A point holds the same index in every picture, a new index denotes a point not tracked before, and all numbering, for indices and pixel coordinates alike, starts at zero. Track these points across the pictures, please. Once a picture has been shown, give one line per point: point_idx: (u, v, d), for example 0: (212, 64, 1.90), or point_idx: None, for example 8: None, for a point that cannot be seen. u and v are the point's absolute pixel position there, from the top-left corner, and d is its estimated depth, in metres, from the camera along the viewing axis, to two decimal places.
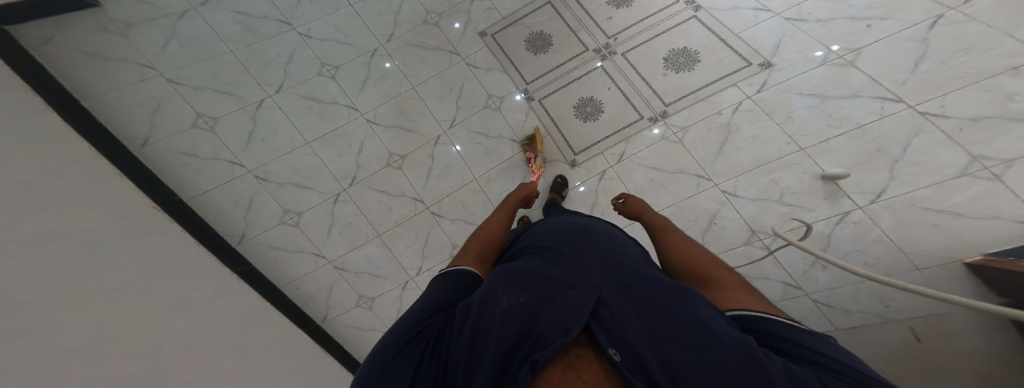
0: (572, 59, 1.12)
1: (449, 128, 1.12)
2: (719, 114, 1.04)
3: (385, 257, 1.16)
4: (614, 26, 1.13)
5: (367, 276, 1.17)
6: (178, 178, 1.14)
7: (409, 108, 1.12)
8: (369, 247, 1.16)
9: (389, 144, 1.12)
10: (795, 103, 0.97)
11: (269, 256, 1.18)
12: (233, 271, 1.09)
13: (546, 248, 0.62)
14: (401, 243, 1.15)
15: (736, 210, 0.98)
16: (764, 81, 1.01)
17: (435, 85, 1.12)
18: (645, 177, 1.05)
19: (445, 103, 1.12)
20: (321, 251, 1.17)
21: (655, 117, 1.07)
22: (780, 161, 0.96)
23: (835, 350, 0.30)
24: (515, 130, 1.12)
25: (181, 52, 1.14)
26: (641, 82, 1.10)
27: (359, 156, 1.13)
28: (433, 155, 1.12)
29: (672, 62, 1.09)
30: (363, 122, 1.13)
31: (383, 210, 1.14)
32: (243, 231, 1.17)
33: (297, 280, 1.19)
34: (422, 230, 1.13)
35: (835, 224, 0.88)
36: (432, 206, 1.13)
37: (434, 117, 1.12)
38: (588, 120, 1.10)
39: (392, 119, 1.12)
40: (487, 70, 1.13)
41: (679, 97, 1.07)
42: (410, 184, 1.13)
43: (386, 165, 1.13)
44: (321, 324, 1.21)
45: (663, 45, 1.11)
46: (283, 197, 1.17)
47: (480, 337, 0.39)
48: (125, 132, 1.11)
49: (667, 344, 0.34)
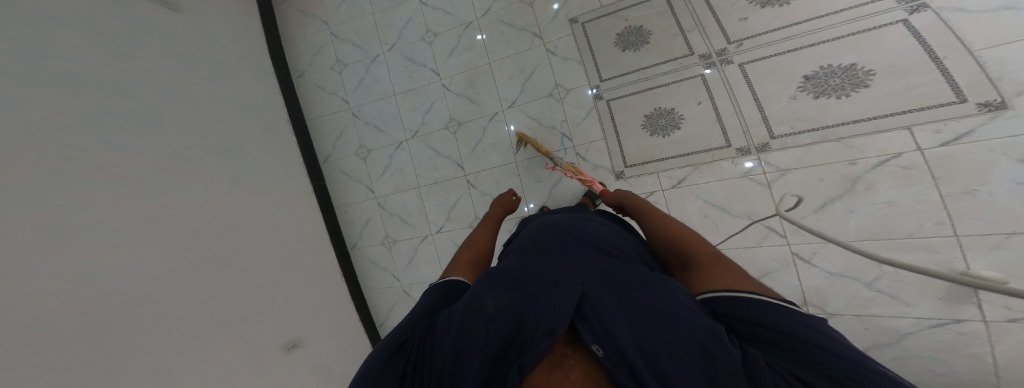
0: (667, 63, 1.02)
1: (507, 109, 1.14)
2: (853, 163, 0.85)
3: (418, 209, 1.25)
4: (748, 28, 0.97)
5: (398, 220, 1.28)
6: (308, 103, 1.46)
7: (479, 82, 1.18)
8: (407, 195, 1.26)
9: (453, 109, 1.20)
10: (1000, 170, 0.74)
11: (339, 180, 1.40)
12: (311, 181, 1.36)
13: (534, 251, 0.66)
14: (434, 201, 1.22)
15: (799, 276, 0.94)
16: (967, 132, 0.77)
17: (508, 66, 1.15)
18: (699, 211, 0.97)
19: (511, 82, 1.14)
20: (372, 187, 1.33)
21: (748, 149, 0.93)
22: (912, 240, 0.80)
23: (805, 322, 0.31)
24: (571, 125, 1.08)
25: (340, 8, 1.44)
26: (749, 103, 0.94)
27: (426, 114, 1.24)
28: (486, 129, 1.16)
29: (817, 83, 0.89)
30: (440, 86, 1.23)
31: (429, 166, 1.23)
32: (330, 153, 1.42)
33: (348, 205, 1.39)
34: (454, 195, 1.19)
35: (925, 326, 0.83)
36: (470, 175, 1.17)
37: (497, 94, 1.15)
38: (656, 134, 1.01)
39: (462, 89, 1.20)
40: (564, 59, 1.10)
41: (801, 130, 0.89)
42: (458, 150, 1.18)
43: (443, 128, 1.21)
44: (350, 250, 1.41)
45: (817, 56, 0.91)
46: (364, 134, 1.36)
47: (466, 340, 0.41)
48: (294, 63, 1.48)
49: (645, 348, 0.36)
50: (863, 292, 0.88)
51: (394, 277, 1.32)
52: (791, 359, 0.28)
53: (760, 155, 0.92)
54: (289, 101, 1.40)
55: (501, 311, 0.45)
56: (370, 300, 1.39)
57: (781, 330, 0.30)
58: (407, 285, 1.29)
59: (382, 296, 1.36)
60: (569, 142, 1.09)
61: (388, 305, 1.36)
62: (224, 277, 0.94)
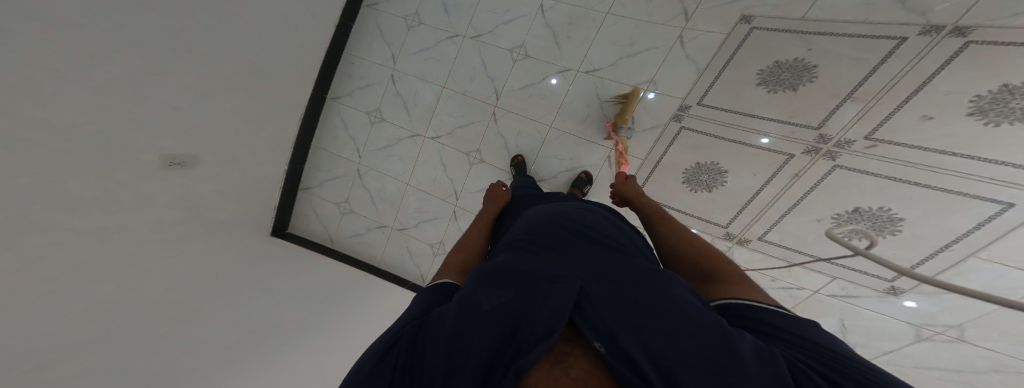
0: (777, 124, 1.01)
1: (584, 73, 1.01)
2: (772, 281, 1.27)
3: (428, 106, 1.12)
4: (912, 131, 0.92)
5: (398, 104, 1.15)
6: None
7: (579, 24, 0.99)
8: (426, 87, 1.11)
9: (531, 40, 1.02)
10: (820, 317, 1.29)
11: (369, 33, 1.15)
12: (340, 20, 1.11)
13: (526, 241, 0.60)
14: (448, 110, 1.11)
15: None
16: (851, 295, 1.22)
17: (622, 27, 0.98)
18: None
19: (610, 49, 0.99)
20: (396, 58, 1.13)
21: (733, 238, 1.21)
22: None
23: (817, 331, 0.33)
24: (625, 128, 1.04)
25: None
26: (782, 207, 1.12)
27: (504, 24, 1.02)
28: (543, 78, 1.03)
29: (853, 218, 1.06)
30: (538, 5, 1.00)
31: (468, 75, 1.07)
32: (377, 0, 1.13)
33: (358, 58, 1.18)
34: (471, 118, 1.10)
35: None
36: (499, 108, 1.07)
37: (586, 51, 1.00)
38: (693, 189, 1.14)
39: (558, 22, 1.00)
40: (687, 58, 0.99)
41: (779, 245, 1.19)
42: (506, 77, 1.05)
43: (508, 50, 1.04)
44: (327, 98, 1.24)
45: (894, 195, 1.00)
46: (427, 3, 1.07)
47: (462, 335, 0.36)
48: None
49: (647, 340, 0.34)
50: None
51: (359, 152, 1.24)
52: (806, 356, 0.30)
53: (734, 245, 1.23)
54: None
55: (496, 309, 0.39)
56: (319, 153, 1.30)
57: (797, 334, 0.33)
58: (368, 165, 1.24)
59: (330, 162, 1.30)
60: (612, 142, 1.06)
61: (330, 172, 1.31)
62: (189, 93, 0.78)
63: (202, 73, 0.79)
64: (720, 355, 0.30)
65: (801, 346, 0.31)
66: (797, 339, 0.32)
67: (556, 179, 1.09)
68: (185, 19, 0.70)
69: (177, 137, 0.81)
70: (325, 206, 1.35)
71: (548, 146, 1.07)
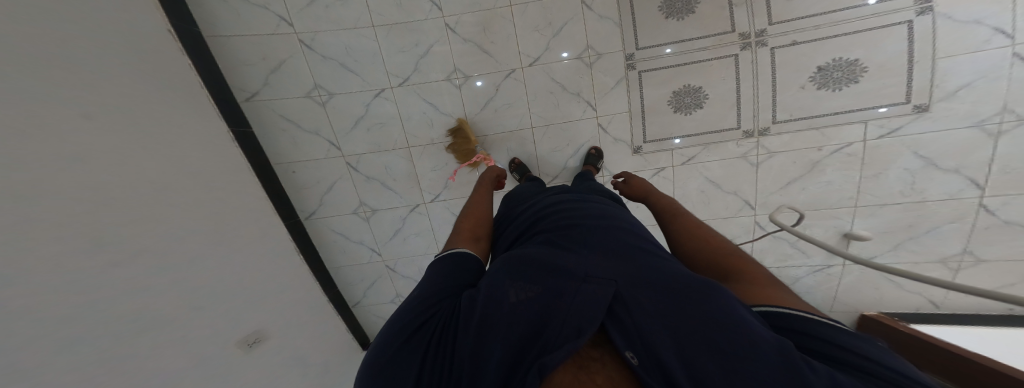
0: (707, 38, 1.09)
1: (528, 67, 1.03)
2: (820, 150, 1.20)
3: (406, 172, 1.12)
4: (791, 9, 1.08)
5: (378, 185, 1.14)
6: (220, 16, 0.97)
7: (495, 29, 0.99)
8: (394, 156, 1.10)
9: (459, 60, 1.01)
10: (901, 160, 1.17)
11: (278, 126, 1.08)
12: (231, 129, 1.00)
13: (549, 235, 0.57)
14: (430, 165, 1.11)
15: (753, 238, 1.30)
16: (897, 128, 1.14)
17: (534, 15, 0.98)
18: (698, 187, 1.24)
19: (535, 36, 1.00)
20: (337, 143, 1.09)
21: (750, 133, 1.19)
22: (829, 210, 1.26)
23: (906, 369, 0.28)
24: (596, 94, 1.08)
25: None
26: (767, 89, 1.15)
27: (420, 59, 1.00)
28: (499, 87, 1.04)
29: (824, 75, 1.13)
30: (442, 26, 0.98)
31: (424, 124, 1.07)
32: (259, 89, 1.04)
33: (295, 164, 1.12)
34: (457, 158, 1.10)
35: (815, 271, 1.32)
36: (474, 138, 1.09)
37: (517, 48, 1.01)
38: (685, 111, 1.14)
39: (473, 34, 0.99)
40: (601, 18, 1.01)
41: (796, 118, 1.17)
42: (462, 108, 1.05)
43: (444, 79, 1.02)
44: (303, 219, 1.21)
45: (833, 47, 1.11)
46: (320, 71, 1.01)
47: (488, 335, 0.37)
48: None
49: (688, 351, 0.32)
50: (786, 250, 1.31)
51: (375, 249, 1.25)
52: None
53: (760, 139, 1.20)
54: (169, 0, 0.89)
55: (520, 309, 0.40)
56: (338, 274, 1.30)
57: (873, 362, 0.28)
58: (393, 256, 1.25)
59: (355, 273, 1.30)
60: (592, 111, 1.10)
61: (362, 282, 1.32)
62: (165, 266, 0.76)
63: (174, 241, 0.79)
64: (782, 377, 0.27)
65: (881, 381, 0.27)
66: (886, 375, 0.27)
67: (568, 167, 1.14)
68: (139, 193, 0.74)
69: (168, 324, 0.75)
70: (383, 309, 1.38)
71: (541, 144, 1.11)
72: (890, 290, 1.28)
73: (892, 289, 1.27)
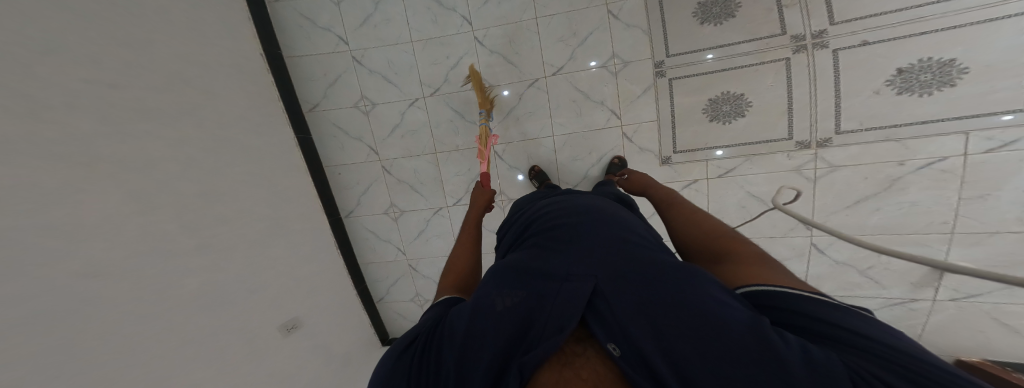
0: (752, 42, 1.01)
1: (551, 75, 1.04)
2: (901, 164, 1.03)
3: (433, 177, 1.19)
4: (859, 7, 0.97)
5: (406, 188, 1.22)
6: (292, 38, 1.13)
7: (520, 40, 1.02)
8: (422, 161, 1.18)
9: (485, 70, 1.06)
10: (1015, 180, 0.97)
11: (331, 134, 1.22)
12: (296, 136, 1.15)
13: (541, 236, 0.59)
14: (454, 169, 1.17)
15: (808, 265, 1.13)
16: (1012, 141, 0.95)
17: (560, 25, 1.00)
18: (739, 201, 1.13)
19: (560, 47, 1.02)
20: (376, 149, 1.20)
21: (806, 144, 1.06)
22: (915, 235, 1.06)
23: (876, 330, 0.30)
24: (620, 103, 1.05)
25: None
26: (828, 95, 1.03)
27: (451, 70, 1.07)
28: (521, 97, 1.07)
29: (906, 78, 0.98)
30: (471, 39, 1.04)
31: (450, 132, 1.13)
32: (319, 101, 1.19)
33: (342, 167, 1.25)
34: (478, 165, 1.15)
35: (890, 304, 1.11)
36: (498, 146, 1.12)
37: (542, 58, 1.03)
38: (723, 120, 1.06)
39: (500, 46, 1.03)
40: (628, 26, 1.00)
41: (869, 127, 1.02)
42: None
43: (471, 89, 1.08)
44: (343, 217, 1.32)
45: (921, 46, 0.96)
46: (368, 84, 1.13)
47: (477, 339, 0.40)
48: None
49: (664, 343, 0.34)
50: (854, 278, 1.11)
51: (401, 248, 1.33)
52: (856, 355, 0.27)
53: (818, 150, 1.06)
54: (259, 27, 1.07)
55: (509, 310, 0.43)
56: (368, 270, 1.39)
57: (840, 329, 0.30)
58: (416, 256, 1.32)
59: (382, 271, 1.39)
60: (617, 120, 1.07)
61: (390, 279, 1.40)
62: (234, 247, 0.89)
63: (241, 227, 0.92)
64: (756, 357, 0.28)
65: (852, 345, 0.28)
66: (853, 337, 0.29)
67: (587, 176, 1.12)
68: (213, 188, 0.87)
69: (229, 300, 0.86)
70: (405, 307, 1.44)
71: (562, 152, 1.11)
72: (1000, 335, 1.04)
73: (1004, 334, 1.04)
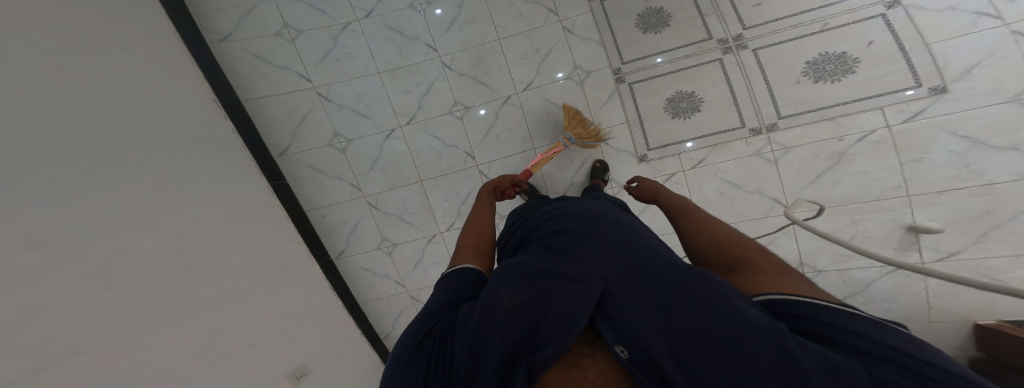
0: (689, 47, 1.14)
1: (522, 91, 1.08)
2: (841, 140, 1.14)
3: (421, 205, 1.13)
4: (762, 14, 1.15)
5: (397, 220, 1.14)
6: (246, 80, 1.08)
7: (488, 61, 1.07)
8: (408, 190, 1.12)
9: (457, 92, 1.07)
10: (942, 142, 1.07)
11: (307, 176, 1.13)
12: (269, 181, 1.06)
13: (550, 235, 0.54)
14: (441, 194, 1.12)
15: (797, 240, 1.18)
16: (921, 111, 1.09)
17: (522, 44, 1.06)
18: (717, 188, 1.18)
19: (526, 63, 1.07)
20: (358, 184, 1.12)
21: (758, 129, 1.16)
22: (876, 202, 1.14)
23: (912, 344, 0.26)
24: (592, 110, 1.11)
25: None
26: (761, 87, 1.16)
27: (423, 96, 1.07)
28: (498, 114, 1.08)
29: (816, 68, 1.15)
30: (439, 65, 1.06)
31: (432, 156, 1.10)
32: (288, 144, 1.11)
33: (325, 208, 1.15)
34: (465, 186, 1.11)
35: (886, 273, 1.11)
36: (481, 164, 1.10)
37: (510, 75, 1.07)
38: (678, 116, 1.13)
39: (468, 68, 1.07)
40: (584, 39, 1.09)
41: (801, 111, 1.15)
42: (466, 138, 1.09)
43: (446, 112, 1.08)
44: (335, 259, 1.19)
45: (815, 43, 1.15)
46: (338, 120, 1.09)
47: (483, 338, 0.35)
48: (209, 24, 1.06)
49: (676, 346, 0.30)
50: (842, 249, 1.14)
51: (400, 282, 1.20)
52: (889, 370, 0.24)
53: (770, 134, 1.16)
54: (208, 74, 1.01)
55: (516, 312, 0.38)
56: (369, 309, 1.24)
57: (871, 337, 0.26)
58: (418, 288, 1.20)
59: (384, 306, 1.24)
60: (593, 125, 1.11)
61: (393, 313, 1.25)
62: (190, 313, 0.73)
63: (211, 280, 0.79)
64: (773, 356, 0.25)
65: (884, 357, 0.25)
66: (883, 349, 0.25)
67: (576, 180, 1.12)
68: (168, 234, 0.74)
69: (192, 368, 0.69)
70: None
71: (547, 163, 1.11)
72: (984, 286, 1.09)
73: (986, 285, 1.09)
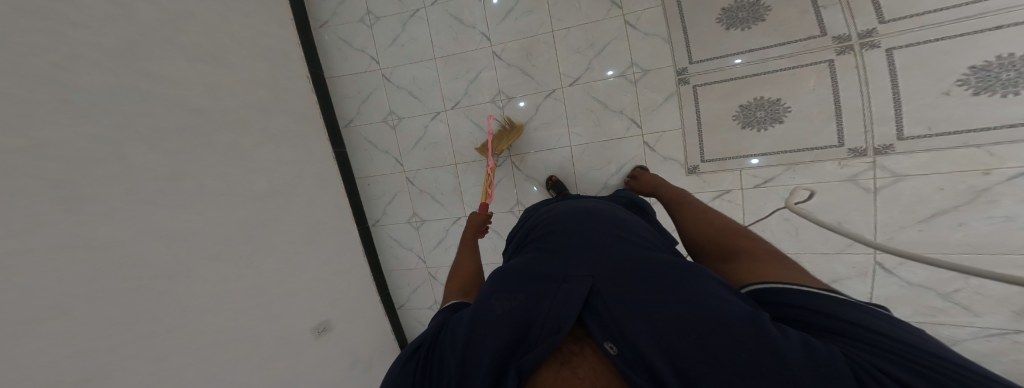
0: (786, 45, 0.95)
1: (567, 86, 1.05)
2: (987, 173, 0.87)
3: (451, 186, 1.23)
4: (910, 3, 0.88)
5: (427, 197, 1.26)
6: (331, 60, 1.26)
7: (538, 52, 1.05)
8: (442, 171, 1.22)
9: (502, 82, 1.09)
10: None
11: (362, 148, 1.30)
12: (333, 149, 1.25)
13: (541, 239, 0.56)
14: (471, 180, 1.20)
15: (872, 285, 0.97)
16: None
17: (578, 36, 1.02)
18: (779, 214, 1.02)
19: (577, 58, 1.03)
20: (401, 161, 1.26)
21: (857, 151, 0.95)
22: (1020, 257, 0.87)
23: (892, 326, 0.26)
24: (641, 112, 1.03)
25: None
26: (885, 97, 0.92)
27: (470, 84, 1.12)
28: (538, 107, 1.08)
29: (984, 76, 0.85)
30: (489, 54, 1.09)
31: (468, 143, 1.17)
32: (353, 117, 1.29)
33: (370, 178, 1.33)
34: (495, 176, 1.17)
35: (985, 335, 0.89)
36: (514, 156, 1.14)
37: (558, 69, 1.05)
38: (754, 128, 0.99)
39: (517, 59, 1.07)
40: (648, 34, 0.99)
41: (938, 133, 0.89)
42: (504, 128, 1.12)
43: (488, 101, 1.12)
44: (371, 225, 1.38)
45: (998, 40, 0.84)
46: (394, 99, 1.21)
47: (476, 338, 0.37)
48: (313, 11, 1.24)
49: (662, 341, 0.30)
50: (934, 302, 0.93)
51: (421, 257, 1.35)
52: (857, 347, 0.24)
53: (877, 158, 0.94)
54: (308, 56, 1.21)
55: (507, 312, 0.40)
56: (392, 276, 1.42)
57: (849, 322, 0.26)
58: (436, 264, 1.34)
59: (405, 278, 1.41)
60: (637, 130, 1.05)
61: (410, 286, 1.41)
62: (267, 251, 0.94)
63: (280, 229, 0.98)
64: (755, 350, 0.26)
65: (860, 339, 0.24)
66: (855, 330, 0.25)
67: (606, 187, 1.09)
68: (255, 190, 0.93)
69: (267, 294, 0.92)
70: (424, 314, 1.44)
71: (579, 163, 1.09)
72: None
73: None
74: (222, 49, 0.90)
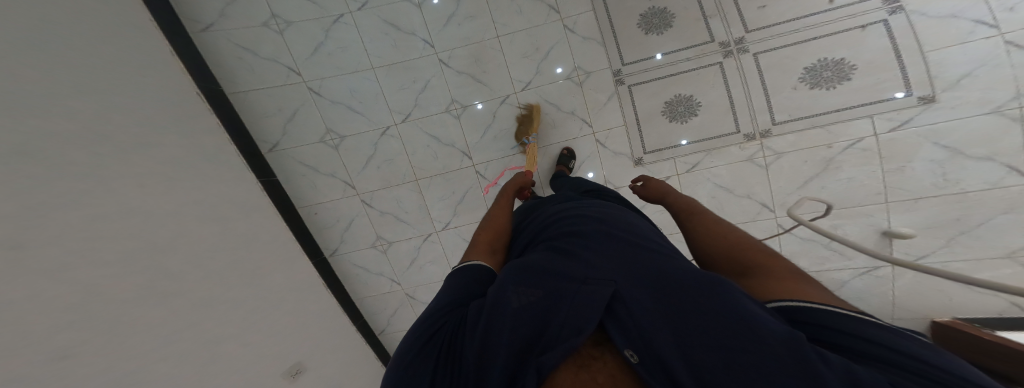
0: (689, 50, 1.13)
1: (521, 91, 1.06)
2: (831, 146, 1.16)
3: (417, 204, 1.12)
4: (764, 17, 1.13)
5: (391, 218, 1.14)
6: (229, 72, 1.05)
7: (486, 59, 1.04)
8: (404, 189, 1.11)
9: (454, 91, 1.05)
10: (924, 149, 1.10)
11: (298, 172, 1.11)
12: (257, 178, 1.05)
13: (557, 239, 0.53)
14: (437, 194, 1.11)
15: (780, 243, 1.21)
16: (908, 120, 1.11)
17: (523, 42, 1.04)
18: (709, 193, 1.21)
19: (524, 62, 1.05)
20: (353, 182, 1.11)
21: (750, 135, 1.17)
22: (859, 208, 1.18)
23: (930, 354, 0.25)
24: (590, 111, 1.10)
25: None
26: (759, 92, 1.16)
27: (420, 94, 1.05)
28: (496, 114, 1.07)
29: (814, 74, 1.14)
30: (436, 61, 1.03)
31: (427, 154, 1.09)
32: (278, 140, 1.09)
33: (317, 205, 1.15)
34: (462, 186, 1.11)
35: (859, 274, 1.17)
36: (478, 164, 1.10)
37: (509, 75, 1.05)
38: (676, 119, 1.14)
39: (465, 66, 1.04)
40: (584, 38, 1.07)
41: (798, 118, 1.16)
42: (462, 136, 1.08)
43: (443, 111, 1.06)
44: (328, 257, 1.21)
45: (817, 49, 1.13)
46: (331, 116, 1.06)
47: (492, 338, 0.34)
48: (190, 11, 1.00)
49: (691, 350, 0.29)
50: (821, 251, 1.19)
51: (395, 280, 1.21)
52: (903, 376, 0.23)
53: (762, 140, 1.18)
54: (192, 69, 0.97)
55: (525, 311, 0.37)
56: (362, 306, 1.27)
57: (889, 347, 0.25)
58: (415, 288, 1.21)
59: (378, 303, 1.26)
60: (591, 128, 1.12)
61: (387, 311, 1.27)
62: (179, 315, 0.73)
63: (190, 286, 0.77)
64: (788, 360, 0.25)
65: (904, 368, 0.24)
66: (903, 359, 0.24)
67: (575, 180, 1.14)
68: (143, 244, 0.72)
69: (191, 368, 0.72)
70: None
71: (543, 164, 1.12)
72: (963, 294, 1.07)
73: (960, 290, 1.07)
74: (62, 64, 0.68)
